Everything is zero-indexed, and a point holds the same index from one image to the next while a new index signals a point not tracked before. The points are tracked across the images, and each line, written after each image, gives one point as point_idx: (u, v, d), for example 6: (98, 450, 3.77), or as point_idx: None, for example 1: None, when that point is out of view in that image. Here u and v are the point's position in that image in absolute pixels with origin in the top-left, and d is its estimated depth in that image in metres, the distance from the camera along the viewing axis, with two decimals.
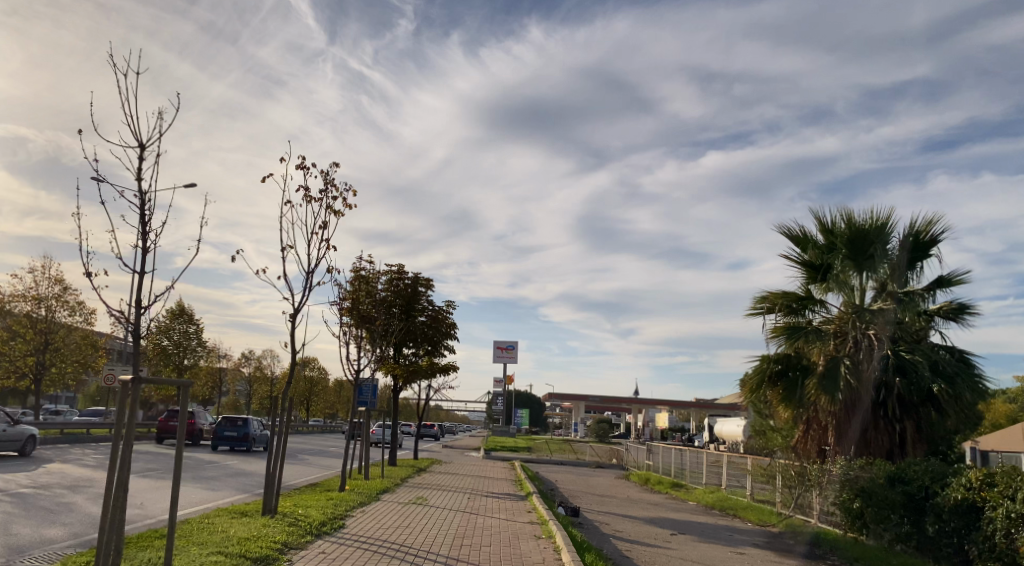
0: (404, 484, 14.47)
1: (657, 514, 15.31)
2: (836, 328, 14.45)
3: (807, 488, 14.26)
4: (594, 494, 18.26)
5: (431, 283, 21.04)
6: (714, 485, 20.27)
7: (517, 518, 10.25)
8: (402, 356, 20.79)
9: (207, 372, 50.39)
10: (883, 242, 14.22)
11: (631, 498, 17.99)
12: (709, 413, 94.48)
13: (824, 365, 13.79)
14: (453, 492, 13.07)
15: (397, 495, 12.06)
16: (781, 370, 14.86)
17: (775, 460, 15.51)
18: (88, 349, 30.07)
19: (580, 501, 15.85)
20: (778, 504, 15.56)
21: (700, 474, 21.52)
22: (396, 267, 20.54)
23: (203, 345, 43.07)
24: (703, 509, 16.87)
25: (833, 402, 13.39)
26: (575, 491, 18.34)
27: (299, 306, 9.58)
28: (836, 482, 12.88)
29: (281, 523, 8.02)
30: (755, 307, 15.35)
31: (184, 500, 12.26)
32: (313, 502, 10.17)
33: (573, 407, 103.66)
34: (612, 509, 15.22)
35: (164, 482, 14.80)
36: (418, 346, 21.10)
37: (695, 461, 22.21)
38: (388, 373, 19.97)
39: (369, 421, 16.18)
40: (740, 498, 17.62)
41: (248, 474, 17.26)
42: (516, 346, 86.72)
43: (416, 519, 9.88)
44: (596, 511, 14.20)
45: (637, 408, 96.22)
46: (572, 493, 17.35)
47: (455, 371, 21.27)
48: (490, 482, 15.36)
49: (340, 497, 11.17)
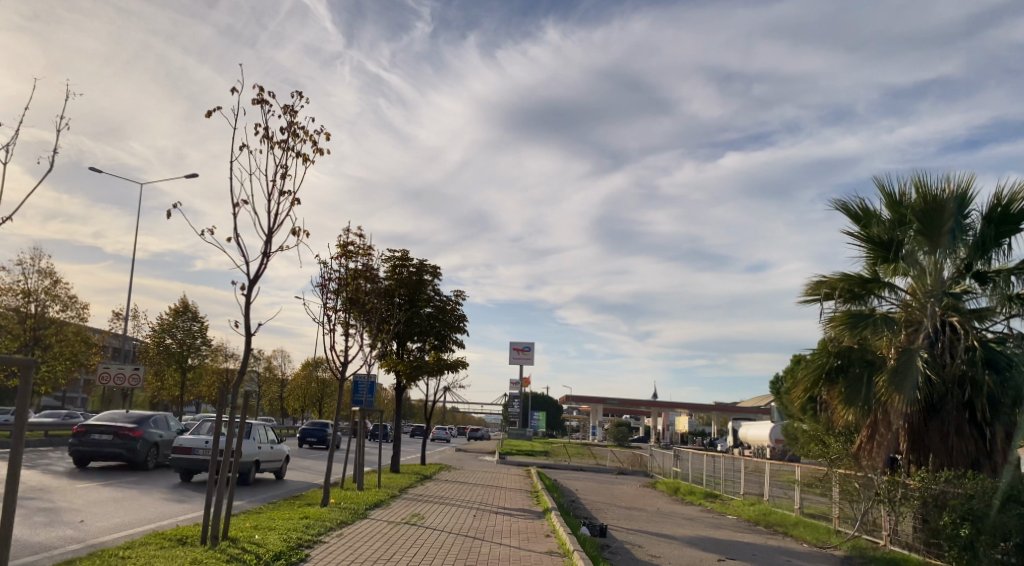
0: (403, 495, 12.53)
1: (697, 531, 13.25)
2: (908, 316, 12.28)
3: (875, 503, 12.15)
4: (620, 507, 16.16)
5: (439, 271, 19.11)
6: (755, 495, 18.09)
7: (530, 545, 8.17)
8: (407, 351, 18.90)
9: (213, 372, 48.74)
10: (963, 214, 11.95)
11: (661, 511, 15.95)
12: (732, 417, 91.95)
13: (896, 359, 11.66)
14: (456, 507, 11.11)
15: (391, 511, 10.09)
16: (841, 366, 12.79)
17: (831, 471, 13.44)
18: (81, 345, 29.13)
19: (604, 515, 13.80)
20: (836, 521, 13.50)
21: (738, 483, 19.33)
22: (401, 251, 18.69)
23: (207, 344, 41.50)
24: (745, 525, 14.82)
25: (909, 402, 11.25)
26: (598, 503, 16.26)
27: (254, 279, 7.58)
28: (917, 498, 10.74)
29: (217, 559, 6.10)
30: (808, 294, 13.33)
31: (141, 512, 10.40)
32: (280, 522, 8.29)
33: (591, 409, 101.50)
34: (643, 525, 13.20)
35: (132, 492, 12.99)
36: (424, 340, 19.19)
37: (732, 470, 20.01)
38: (389, 369, 18.11)
39: (364, 422, 14.27)
40: (788, 513, 15.46)
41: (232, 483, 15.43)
42: (533, 347, 84.71)
43: (403, 545, 7.87)
44: (625, 529, 12.19)
45: (657, 411, 93.93)
46: (595, 506, 15.29)
47: (464, 368, 19.36)
48: (502, 493, 13.36)
49: (317, 515, 9.26)
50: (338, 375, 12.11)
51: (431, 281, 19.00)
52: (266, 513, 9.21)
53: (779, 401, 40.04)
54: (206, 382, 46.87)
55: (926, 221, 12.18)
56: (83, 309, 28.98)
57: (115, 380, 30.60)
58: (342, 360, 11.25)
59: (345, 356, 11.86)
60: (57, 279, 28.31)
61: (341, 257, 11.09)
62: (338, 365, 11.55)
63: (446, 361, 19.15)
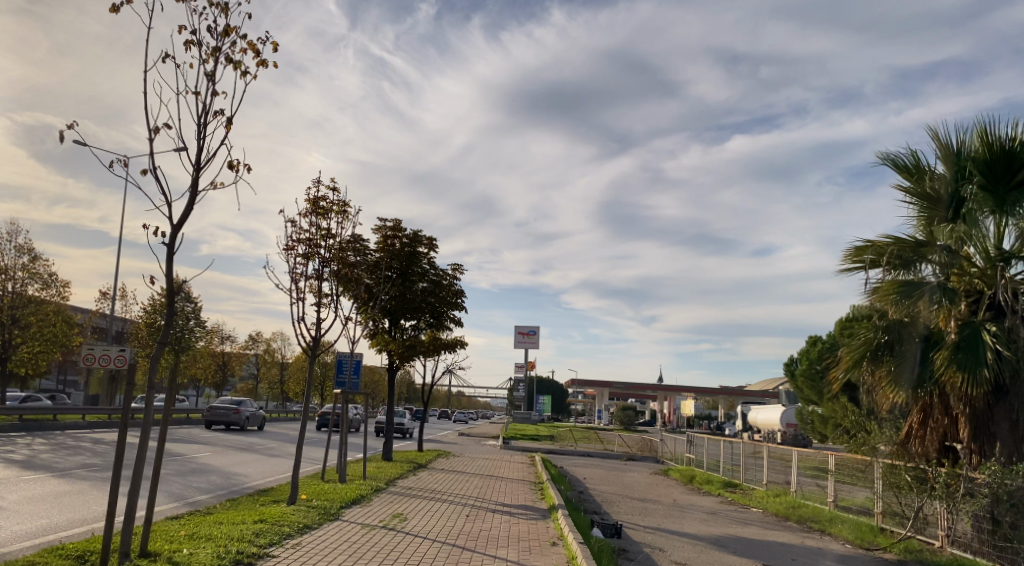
0: (388, 489, 11.04)
1: (724, 530, 11.69)
2: (965, 285, 10.61)
3: (930, 498, 10.60)
4: (635, 499, 14.62)
5: (435, 243, 17.51)
6: (780, 485, 16.53)
7: (532, 558, 6.62)
8: (400, 329, 17.37)
9: (209, 354, 47.47)
10: None
11: (678, 504, 14.47)
12: (741, 400, 90.33)
13: (957, 334, 10.00)
14: (449, 505, 9.59)
15: (369, 511, 8.49)
16: (889, 342, 11.05)
17: (876, 461, 11.81)
18: (62, 326, 27.69)
19: (615, 510, 12.27)
20: (881, 516, 11.90)
21: (761, 471, 17.78)
22: (392, 221, 17.19)
23: (201, 325, 40.24)
24: (772, 520, 13.35)
25: (975, 382, 9.60)
26: (609, 494, 14.73)
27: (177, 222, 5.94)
28: (990, 495, 9.21)
29: None
30: (848, 261, 11.77)
31: (80, 511, 8.88)
32: (223, 528, 6.80)
33: (597, 393, 100.15)
34: (661, 522, 11.64)
35: (83, 485, 11.54)
36: (419, 318, 17.63)
37: (753, 457, 18.48)
38: (381, 348, 16.65)
39: (346, 405, 12.72)
40: (821, 507, 13.90)
41: (203, 474, 13.95)
42: (538, 331, 83.10)
43: (373, 556, 6.32)
44: (641, 528, 10.61)
45: (664, 395, 92.49)
46: (606, 498, 13.76)
47: (462, 348, 17.82)
48: (502, 486, 11.83)
49: (277, 517, 7.72)
50: (309, 353, 10.47)
51: (426, 254, 17.40)
52: (214, 516, 7.65)
53: (795, 384, 38.44)
54: (201, 364, 45.49)
55: (990, 174, 10.42)
56: (64, 287, 27.62)
57: (100, 362, 29.20)
58: (316, 337, 9.38)
59: (319, 332, 10.19)
60: (36, 255, 26.90)
61: (312, 214, 9.42)
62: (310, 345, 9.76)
63: (442, 340, 17.59)
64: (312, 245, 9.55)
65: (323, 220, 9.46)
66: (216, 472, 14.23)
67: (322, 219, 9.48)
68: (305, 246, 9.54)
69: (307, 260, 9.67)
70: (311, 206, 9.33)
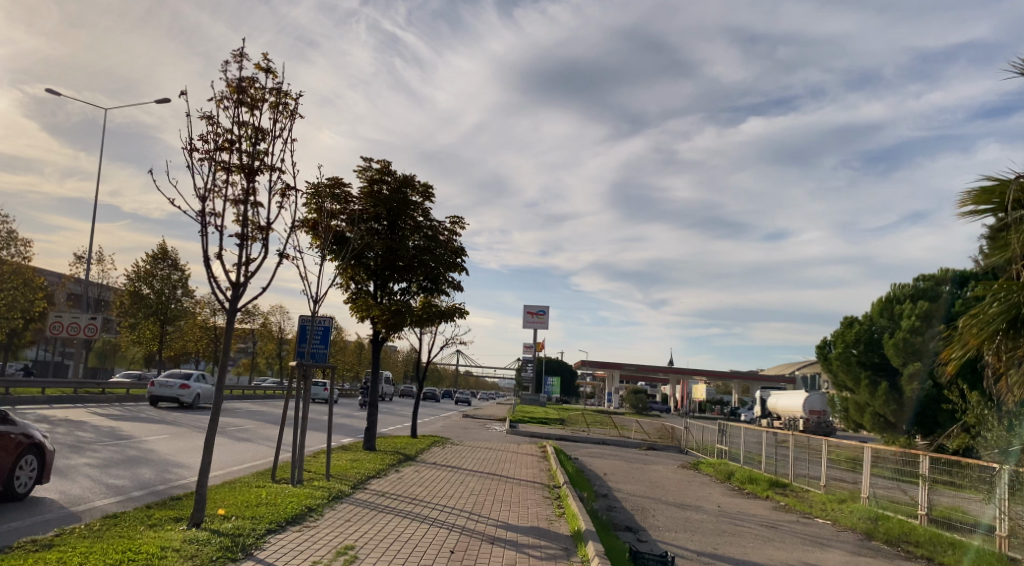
0: (352, 497, 8.21)
1: (808, 559, 8.72)
2: None
3: None
4: (673, 506, 11.68)
5: (431, 190, 14.56)
6: (844, 487, 13.62)
7: None
8: (387, 293, 14.53)
9: (200, 328, 44.82)
10: None
11: (728, 514, 11.59)
12: (756, 385, 86.80)
13: None
14: (432, 528, 6.73)
15: (297, 545, 5.65)
16: None
17: (1005, 468, 8.85)
18: (24, 290, 25.13)
19: (654, 527, 9.40)
20: (1007, 541, 9.06)
21: (817, 469, 14.84)
22: (381, 164, 14.39)
23: (190, 295, 37.58)
24: (854, 538, 10.48)
25: None
26: (639, 499, 11.81)
27: None
28: None
29: None
30: (968, 202, 8.82)
31: None
32: None
33: (606, 375, 97.20)
34: (717, 545, 8.77)
35: None
36: (410, 281, 14.75)
37: (806, 452, 15.49)
38: (361, 314, 13.88)
39: (306, 380, 9.82)
40: (911, 522, 11.02)
41: (132, 466, 11.10)
42: (547, 311, 80.32)
43: None
44: (698, 559, 7.80)
45: (676, 378, 89.76)
46: (638, 506, 10.93)
47: (459, 317, 14.90)
48: (506, 493, 8.95)
49: (146, 556, 4.89)
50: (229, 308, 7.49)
51: (420, 203, 14.44)
52: (48, 553, 4.88)
53: (828, 367, 35.44)
54: (190, 338, 43.00)
55: None
56: (25, 248, 24.92)
57: (69, 331, 27.90)
58: (234, 285, 6.43)
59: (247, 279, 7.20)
60: None
61: (234, 103, 6.51)
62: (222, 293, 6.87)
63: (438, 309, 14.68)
64: (234, 149, 6.58)
65: (248, 113, 6.55)
66: (152, 464, 11.43)
67: (248, 113, 6.55)
68: (223, 151, 6.60)
69: (228, 173, 6.63)
70: (233, 92, 6.45)
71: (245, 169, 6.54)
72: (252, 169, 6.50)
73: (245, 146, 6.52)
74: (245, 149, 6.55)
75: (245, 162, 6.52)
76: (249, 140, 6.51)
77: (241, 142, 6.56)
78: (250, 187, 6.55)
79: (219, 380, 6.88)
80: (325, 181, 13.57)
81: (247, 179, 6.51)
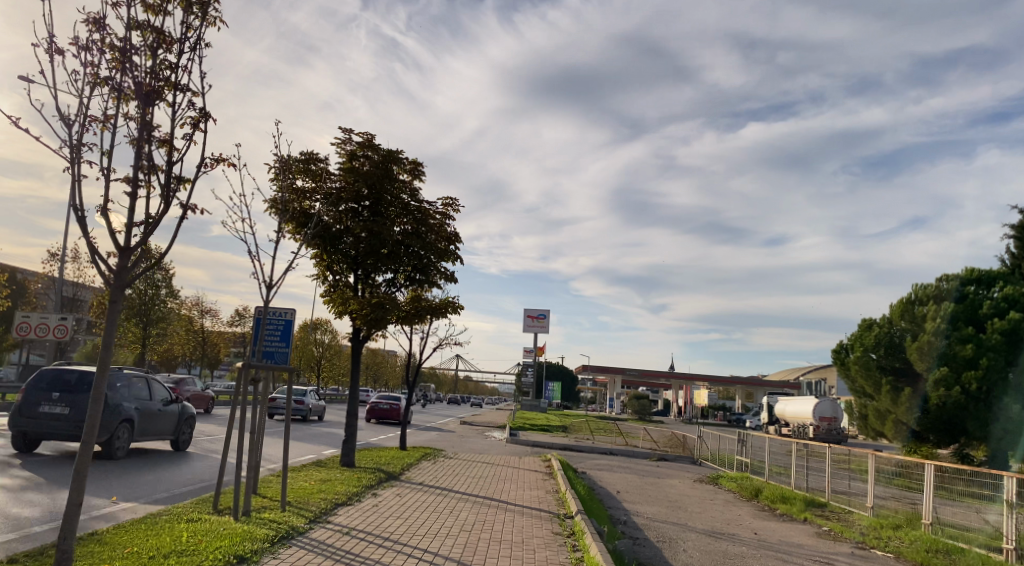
0: (302, 537, 6.30)
1: None
2: None
3: None
4: (705, 537, 9.74)
5: (418, 166, 12.65)
6: (897, 510, 11.72)
7: None
8: (368, 286, 12.71)
9: (187, 330, 43.11)
10: None
11: (770, 545, 9.73)
12: (761, 392, 84.61)
13: None
14: None
15: None
16: None
17: None
18: None
19: None
20: None
21: (861, 488, 12.92)
22: (364, 135, 12.55)
23: (175, 295, 35.80)
24: None
25: None
26: (663, 527, 9.91)
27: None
28: None
29: None
30: None
31: None
32: None
33: (607, 381, 95.09)
34: None
35: None
36: (397, 272, 12.92)
37: (846, 468, 13.54)
38: (337, 310, 12.08)
39: (263, 391, 8.05)
40: (995, 559, 9.15)
41: (57, 488, 9.23)
42: (548, 315, 78.42)
43: None
44: None
45: (678, 383, 87.63)
46: (665, 538, 9.02)
47: (451, 313, 13.01)
48: (504, 529, 7.05)
49: None
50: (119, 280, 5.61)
51: (408, 182, 12.64)
52: None
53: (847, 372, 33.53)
54: (175, 341, 41.16)
55: None
56: None
57: (38, 332, 26.11)
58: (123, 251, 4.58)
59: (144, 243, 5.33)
60: None
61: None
62: (103, 258, 5.05)
63: (427, 304, 12.80)
64: (126, 62, 4.67)
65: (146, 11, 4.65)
66: (83, 485, 9.52)
67: (148, 15, 4.69)
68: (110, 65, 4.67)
69: (117, 95, 4.72)
70: None
71: (140, 90, 4.64)
72: (152, 94, 4.65)
73: (143, 61, 4.66)
74: (142, 63, 4.66)
75: (142, 83, 4.63)
76: (148, 50, 4.62)
77: (138, 53, 4.67)
78: (148, 115, 4.68)
79: (103, 360, 4.78)
80: (298, 155, 11.80)
81: (145, 107, 4.66)
